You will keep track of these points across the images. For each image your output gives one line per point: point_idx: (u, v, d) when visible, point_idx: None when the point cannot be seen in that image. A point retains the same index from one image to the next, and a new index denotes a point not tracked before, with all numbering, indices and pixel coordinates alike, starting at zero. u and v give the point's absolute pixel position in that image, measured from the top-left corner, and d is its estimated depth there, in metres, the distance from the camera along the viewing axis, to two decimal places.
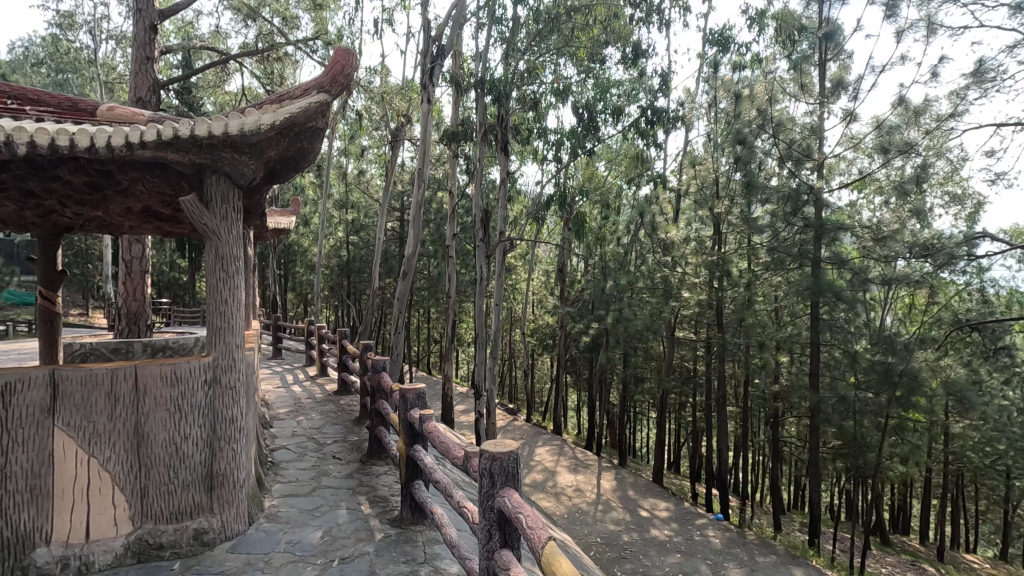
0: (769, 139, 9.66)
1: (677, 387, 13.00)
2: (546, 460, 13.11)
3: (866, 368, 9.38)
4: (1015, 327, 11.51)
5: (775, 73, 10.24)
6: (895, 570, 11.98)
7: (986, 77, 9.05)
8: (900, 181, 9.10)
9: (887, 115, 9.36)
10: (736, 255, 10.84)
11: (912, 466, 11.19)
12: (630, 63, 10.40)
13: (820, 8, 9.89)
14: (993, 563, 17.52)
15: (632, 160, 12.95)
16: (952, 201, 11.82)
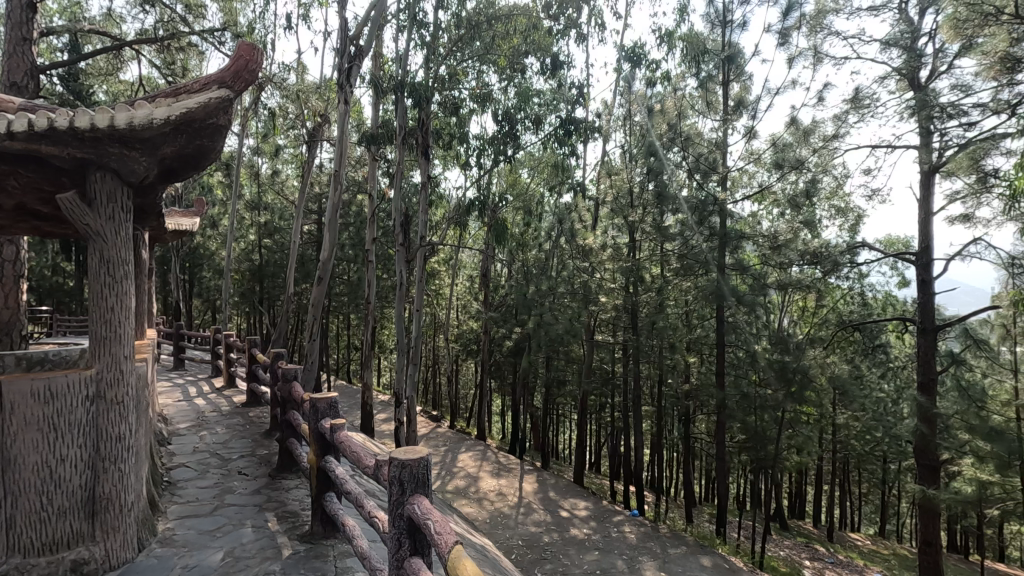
0: (680, 152, 10.48)
1: (597, 388, 13.43)
2: (469, 466, 13.07)
3: (765, 366, 10.16)
4: (889, 327, 12.90)
5: (684, 90, 10.92)
6: (792, 552, 13.00)
7: (862, 103, 10.15)
8: (794, 195, 10.00)
9: (781, 133, 10.23)
10: (650, 260, 11.39)
11: (805, 455, 12.22)
12: (550, 74, 10.68)
13: (723, 32, 10.65)
14: (874, 540, 19.43)
15: (553, 169, 13.27)
16: (837, 214, 13.12)
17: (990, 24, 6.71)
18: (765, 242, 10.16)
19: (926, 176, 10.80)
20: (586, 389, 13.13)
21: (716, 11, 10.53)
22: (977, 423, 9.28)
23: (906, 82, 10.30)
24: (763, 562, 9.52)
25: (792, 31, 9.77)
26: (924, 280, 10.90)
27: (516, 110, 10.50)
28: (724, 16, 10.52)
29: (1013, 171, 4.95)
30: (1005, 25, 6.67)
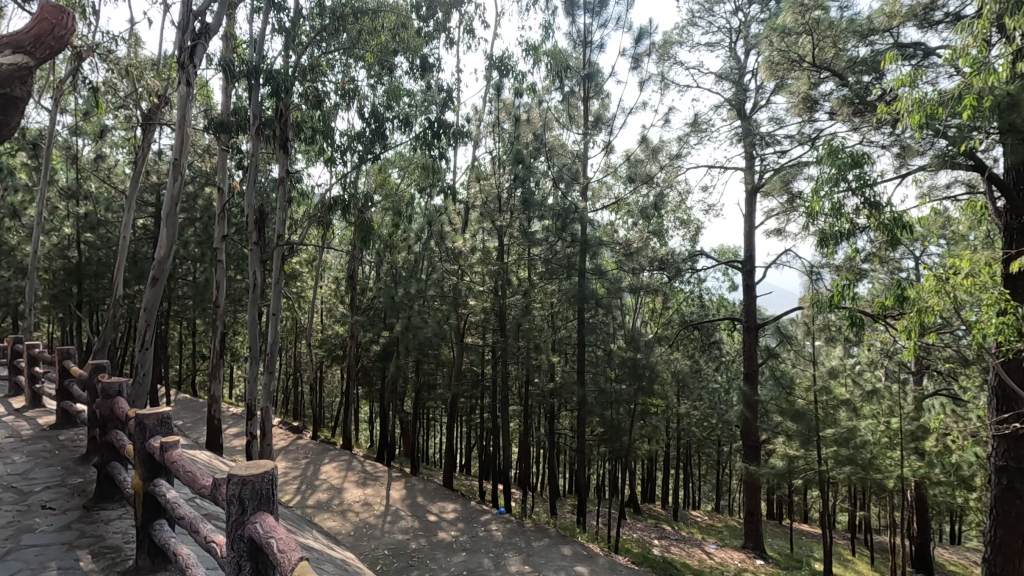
0: (545, 161, 11.03)
1: (467, 391, 13.53)
2: (332, 477, 12.43)
3: (620, 363, 11.02)
4: (721, 326, 14.66)
5: (549, 103, 11.48)
6: (643, 534, 14.18)
7: (701, 128, 11.48)
8: (645, 207, 11.01)
9: (635, 150, 11.19)
10: (517, 264, 11.77)
11: (655, 443, 13.40)
12: (419, 75, 10.59)
13: (584, 51, 11.40)
14: (711, 515, 21.91)
15: (424, 170, 13.12)
16: (681, 225, 14.62)
17: (796, 69, 7.96)
18: (619, 249, 11.03)
19: (750, 195, 12.49)
20: (455, 392, 13.16)
21: (578, 30, 11.25)
22: (787, 406, 10.89)
23: (734, 112, 11.83)
24: (618, 545, 10.26)
25: (644, 57, 10.74)
26: (749, 285, 12.56)
27: (384, 109, 10.28)
28: (585, 36, 11.29)
29: (810, 195, 5.92)
30: (806, 71, 7.95)
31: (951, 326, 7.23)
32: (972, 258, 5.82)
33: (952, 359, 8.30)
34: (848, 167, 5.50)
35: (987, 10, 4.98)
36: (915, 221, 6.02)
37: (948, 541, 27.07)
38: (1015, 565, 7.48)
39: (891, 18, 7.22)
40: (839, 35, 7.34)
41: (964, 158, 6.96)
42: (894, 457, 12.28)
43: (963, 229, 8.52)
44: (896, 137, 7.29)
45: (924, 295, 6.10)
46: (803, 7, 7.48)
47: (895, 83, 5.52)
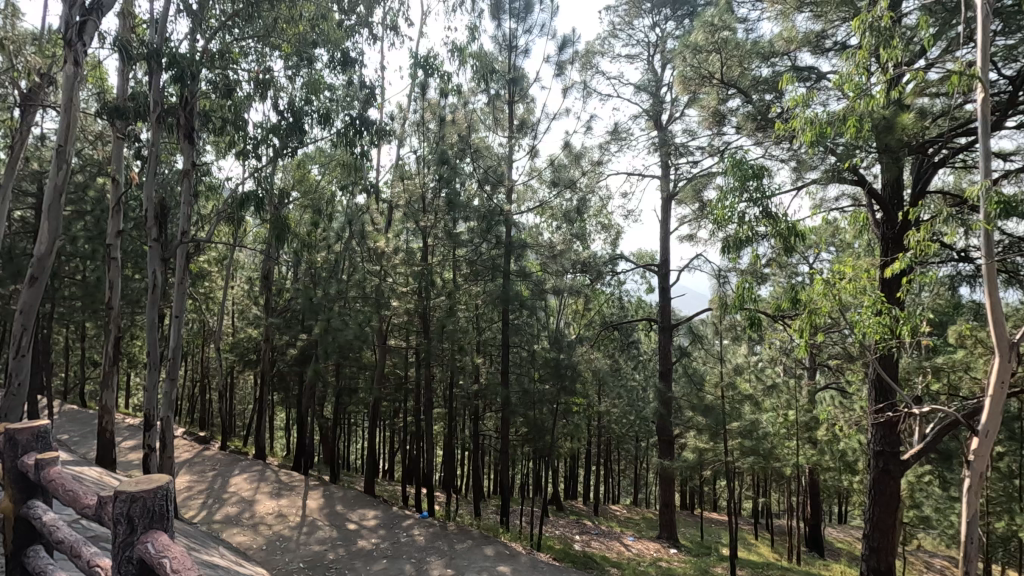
0: (470, 163, 11.05)
1: (390, 394, 13.23)
2: (242, 490, 11.72)
3: (543, 363, 11.25)
4: (639, 326, 15.30)
5: (474, 105, 11.49)
6: (565, 530, 14.49)
7: (620, 137, 11.96)
8: (567, 212, 11.31)
9: (558, 155, 11.46)
10: (441, 265, 11.65)
11: (576, 441, 13.74)
12: (340, 69, 10.26)
13: (509, 55, 11.54)
14: (629, 508, 22.80)
15: (345, 167, 12.70)
16: (602, 229, 15.11)
17: (706, 85, 8.48)
18: (543, 252, 11.26)
19: (665, 201, 13.15)
20: (377, 396, 12.82)
21: (503, 35, 11.37)
22: (698, 402, 11.54)
23: (651, 122, 12.41)
24: (540, 543, 10.42)
25: (567, 65, 11.03)
26: (664, 287, 13.22)
27: (303, 102, 9.88)
28: (510, 40, 11.43)
29: (716, 204, 6.35)
30: (715, 87, 8.48)
31: (837, 325, 7.98)
32: (853, 264, 6.48)
33: (838, 355, 9.15)
34: (750, 178, 5.96)
35: (865, 42, 5.60)
36: (808, 230, 6.59)
37: (836, 520, 29.80)
38: (888, 538, 8.43)
39: (789, 43, 7.86)
40: (744, 55, 7.89)
41: (849, 173, 7.71)
42: (791, 446, 13.35)
43: (848, 237, 9.43)
44: (793, 152, 7.95)
45: (814, 298, 6.71)
46: (713, 27, 7.97)
47: (791, 103, 6.03)
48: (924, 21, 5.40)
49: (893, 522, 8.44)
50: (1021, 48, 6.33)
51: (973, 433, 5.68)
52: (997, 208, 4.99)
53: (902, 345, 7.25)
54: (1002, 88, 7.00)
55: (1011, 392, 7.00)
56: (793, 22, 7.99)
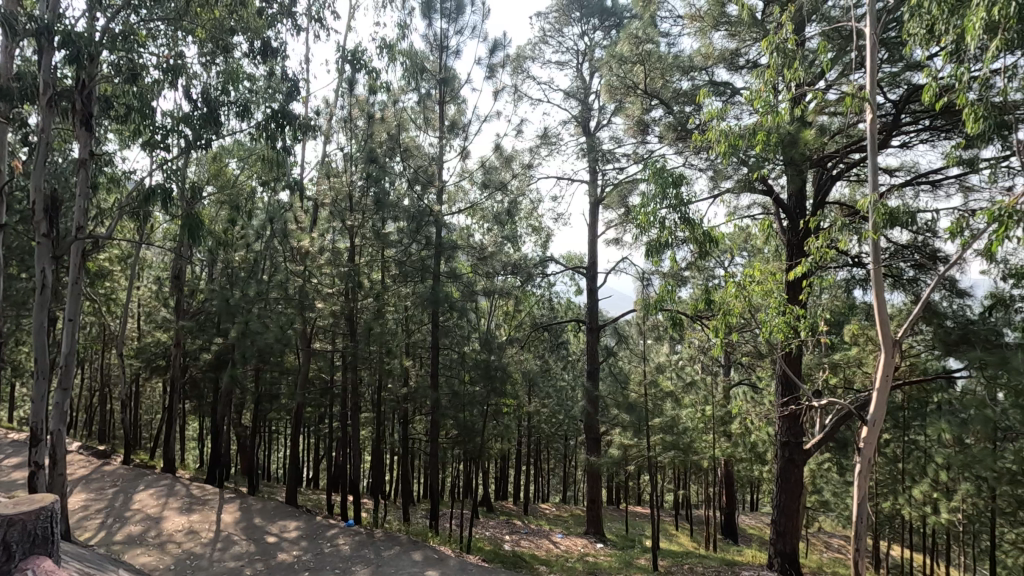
0: (400, 162, 10.89)
1: (313, 400, 12.71)
2: (148, 506, 10.85)
3: (473, 365, 11.23)
4: (568, 327, 15.62)
5: (404, 103, 11.29)
6: (495, 531, 14.52)
7: (550, 141, 12.17)
8: (498, 214, 11.37)
9: (489, 156, 11.50)
10: (369, 266, 11.33)
11: (506, 442, 13.81)
12: (261, 60, 9.76)
13: (440, 56, 11.46)
14: (558, 506, 23.21)
15: (266, 163, 12.10)
16: (533, 232, 15.31)
17: (631, 94, 8.81)
18: (473, 253, 11.26)
19: (593, 206, 13.53)
20: (300, 402, 12.27)
21: (434, 34, 11.29)
22: (622, 399, 11.94)
23: (580, 128, 12.75)
24: (470, 545, 10.37)
25: (498, 68, 11.11)
26: (591, 289, 13.59)
27: (219, 92, 9.31)
28: (442, 40, 11.38)
29: (639, 209, 6.62)
30: (639, 97, 8.83)
31: (749, 325, 8.52)
32: (762, 269, 6.95)
33: (749, 353, 9.77)
34: (670, 185, 6.26)
35: (773, 62, 6.02)
36: (723, 236, 7.00)
37: (749, 508, 31.82)
38: (792, 521, 9.11)
39: (706, 59, 8.34)
40: (666, 68, 8.29)
41: (759, 183, 8.26)
42: (708, 439, 14.10)
43: (758, 243, 10.12)
44: (710, 162, 8.42)
45: (727, 299, 7.14)
46: (637, 39, 8.29)
47: (708, 115, 6.38)
48: (823, 47, 5.89)
49: (797, 507, 9.12)
50: (903, 75, 7.05)
51: (863, 422, 6.26)
52: (883, 219, 5.52)
53: (805, 344, 7.85)
54: (887, 110, 7.76)
55: (895, 384, 7.76)
56: (710, 39, 8.48)
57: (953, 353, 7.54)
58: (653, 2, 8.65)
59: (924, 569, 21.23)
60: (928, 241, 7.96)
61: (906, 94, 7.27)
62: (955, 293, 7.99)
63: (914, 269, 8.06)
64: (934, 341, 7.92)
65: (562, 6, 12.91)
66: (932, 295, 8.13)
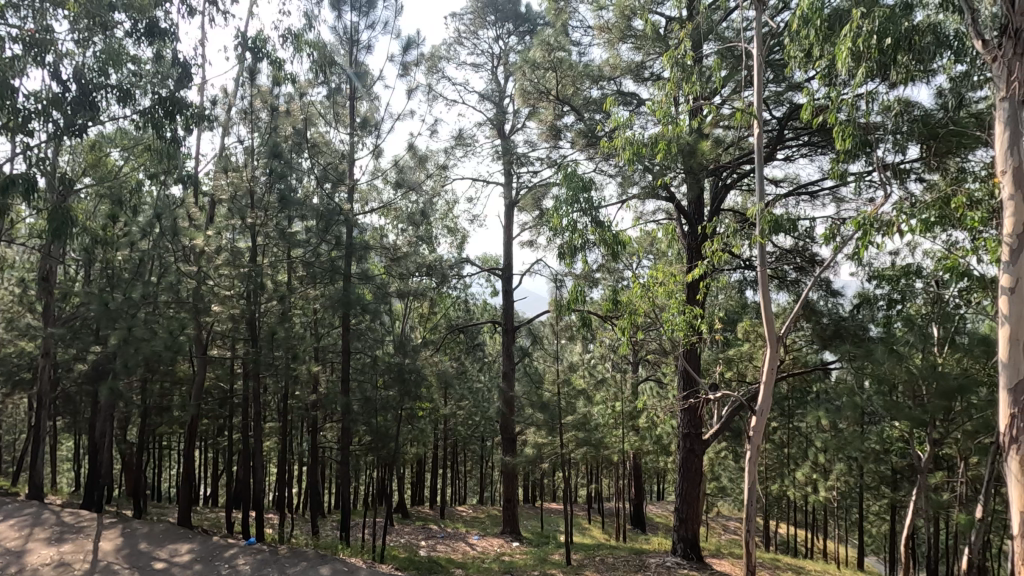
0: (307, 159, 10.48)
1: (210, 410, 11.80)
2: (7, 540, 9.55)
3: (385, 369, 10.94)
4: (485, 328, 15.63)
5: (311, 97, 10.80)
6: (410, 537, 14.21)
7: (465, 142, 12.16)
8: (411, 215, 11.18)
9: (402, 156, 11.30)
10: (273, 267, 10.70)
11: (420, 446, 13.54)
12: (147, 41, 8.92)
13: (350, 49, 11.09)
14: (475, 508, 23.14)
15: (155, 154, 11.08)
16: (449, 232, 15.17)
17: (543, 100, 8.99)
18: (386, 254, 10.98)
19: (508, 208, 13.68)
20: (195, 413, 11.34)
21: (344, 27, 10.90)
22: (536, 399, 12.13)
23: (495, 130, 12.84)
24: (383, 555, 10.07)
25: (411, 67, 10.92)
26: (507, 290, 13.73)
27: (97, 74, 8.40)
28: (352, 34, 11.01)
29: (551, 213, 6.77)
30: (551, 104, 9.04)
31: (654, 323, 8.95)
32: (664, 270, 7.33)
33: (654, 351, 10.28)
34: (580, 190, 6.46)
35: (673, 77, 6.39)
36: (629, 239, 7.33)
37: (657, 498, 33.53)
38: (694, 508, 9.67)
39: (614, 69, 8.71)
40: (576, 76, 8.56)
41: (662, 190, 8.73)
42: (618, 434, 14.63)
43: (662, 246, 10.69)
44: (618, 169, 8.78)
45: (633, 299, 7.49)
46: (549, 47, 8.45)
47: (614, 123, 6.65)
48: (716, 64, 6.33)
49: (697, 494, 9.71)
50: (786, 95, 7.74)
51: (753, 412, 6.77)
52: (769, 225, 6.03)
53: (703, 341, 8.37)
54: (772, 126, 8.49)
55: (781, 376, 8.49)
56: (617, 51, 8.86)
57: (827, 346, 8.39)
58: (565, 12, 8.90)
59: (806, 542, 23.46)
60: (807, 246, 8.78)
61: (788, 111, 7.99)
62: (830, 293, 8.86)
63: (796, 271, 8.87)
64: (812, 337, 8.77)
65: (477, 8, 12.96)
66: (811, 295, 8.99)
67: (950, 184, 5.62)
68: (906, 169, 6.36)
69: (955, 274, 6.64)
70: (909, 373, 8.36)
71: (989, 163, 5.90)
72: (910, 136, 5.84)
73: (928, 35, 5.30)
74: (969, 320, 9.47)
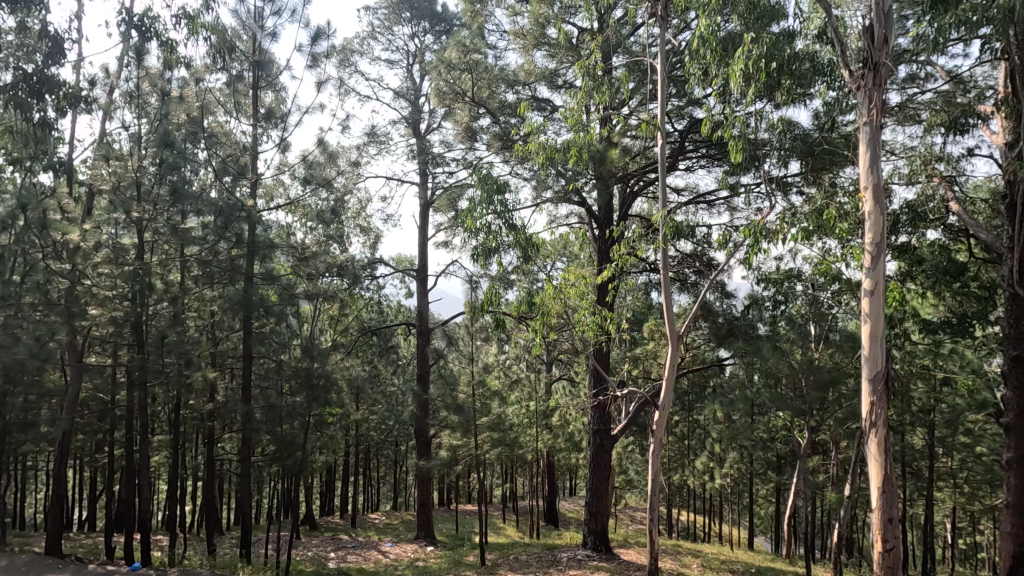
0: (204, 150, 9.75)
1: (87, 424, 10.61)
2: None
3: (291, 375, 10.39)
4: (399, 330, 15.30)
5: (209, 84, 10.05)
6: (318, 550, 13.57)
7: (378, 139, 11.86)
8: (320, 212, 10.71)
9: (311, 151, 10.81)
10: (163, 266, 9.82)
11: (329, 454, 12.97)
12: (9, 8, 7.86)
13: (254, 36, 10.47)
14: (387, 514, 22.54)
15: (20, 136, 9.81)
16: (362, 232, 14.70)
17: (459, 101, 8.98)
18: (293, 253, 10.43)
19: (423, 208, 13.50)
20: (68, 428, 10.15)
21: (247, 12, 10.25)
22: (450, 401, 12.02)
23: (410, 129, 12.65)
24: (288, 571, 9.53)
25: (321, 59, 10.50)
26: (421, 292, 13.55)
27: None
28: (256, 20, 10.39)
29: (466, 214, 6.77)
30: (467, 105, 9.04)
31: (566, 324, 9.18)
32: (575, 273, 7.55)
33: (566, 350, 10.55)
34: (495, 192, 6.52)
35: (585, 86, 6.62)
36: (543, 242, 7.49)
37: (569, 494, 34.45)
38: (603, 502, 10.02)
39: (528, 75, 8.88)
40: (492, 79, 8.62)
41: (574, 196, 9.00)
42: (532, 433, 14.84)
43: (575, 249, 11.02)
44: (533, 172, 8.94)
45: (546, 301, 7.66)
46: (465, 48, 8.41)
47: (528, 127, 6.76)
48: (623, 76, 6.64)
49: (606, 488, 10.09)
50: (686, 109, 8.28)
51: (656, 408, 7.15)
52: (671, 231, 6.41)
53: (612, 340, 8.72)
54: (674, 138, 9.02)
55: (682, 372, 9.02)
56: (532, 57, 9.04)
57: (722, 344, 9.06)
58: (481, 15, 8.93)
59: (704, 527, 25.14)
60: (705, 251, 9.42)
61: (688, 125, 8.54)
62: (724, 295, 9.59)
63: (695, 275, 9.49)
64: (708, 335, 9.43)
65: (392, 4, 12.70)
66: (708, 296, 9.65)
67: (824, 197, 6.29)
68: (788, 183, 6.99)
69: (829, 278, 7.40)
70: (791, 367, 9.21)
71: (855, 179, 6.67)
72: (791, 153, 6.45)
73: (806, 62, 5.90)
74: (840, 319, 10.60)
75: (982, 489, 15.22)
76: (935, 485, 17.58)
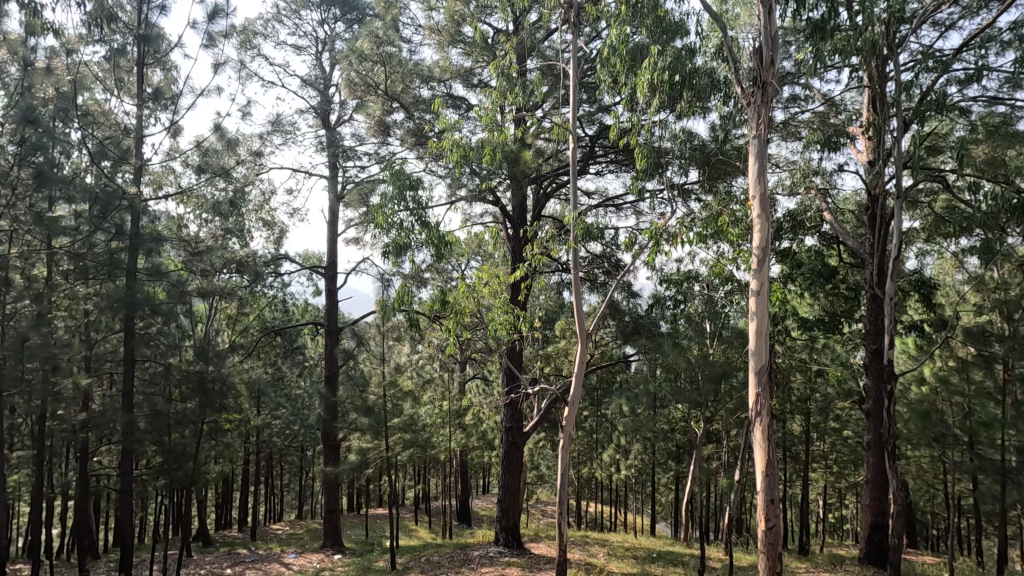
0: (77, 130, 8.70)
1: None
2: None
3: (180, 379, 9.53)
4: (305, 330, 14.55)
5: (84, 56, 8.99)
6: (211, 568, 12.55)
7: (283, 128, 11.20)
8: (217, 204, 9.94)
9: (206, 137, 10.01)
10: (24, 259, 8.65)
11: (223, 464, 12.06)
12: None
13: (138, 7, 9.51)
14: (291, 524, 21.38)
15: None
16: (264, 226, 13.83)
17: (371, 94, 8.71)
18: (184, 247, 9.59)
19: (332, 202, 12.92)
20: None
21: None
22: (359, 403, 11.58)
23: (318, 119, 12.06)
24: None
25: (219, 38, 9.74)
26: (330, 290, 12.97)
27: None
28: None
29: (378, 211, 6.57)
30: (379, 98, 8.77)
31: (480, 324, 9.16)
32: (489, 272, 7.56)
33: (479, 349, 10.54)
34: (408, 189, 6.38)
35: (500, 86, 6.66)
36: (456, 240, 7.43)
37: (482, 492, 34.54)
38: (516, 498, 10.10)
39: (443, 72, 8.80)
40: (406, 74, 8.45)
41: (488, 195, 9.01)
42: (445, 432, 14.70)
43: (488, 248, 11.05)
44: (447, 170, 8.85)
45: (459, 300, 7.60)
46: (377, 39, 8.17)
47: (442, 124, 6.68)
48: (537, 78, 6.75)
49: (518, 484, 10.19)
50: (597, 115, 8.57)
51: (566, 405, 7.32)
52: (582, 232, 6.60)
53: (526, 338, 8.82)
54: (586, 143, 9.29)
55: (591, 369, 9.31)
56: (447, 54, 8.95)
57: (628, 342, 9.45)
58: (394, 7, 8.72)
59: (610, 517, 26.21)
60: (613, 252, 9.80)
61: (599, 130, 8.84)
62: (630, 294, 10.02)
63: (604, 275, 9.85)
64: (615, 333, 9.83)
65: None
66: (616, 296, 10.07)
67: (718, 204, 6.76)
68: (688, 190, 7.45)
69: (722, 279, 7.96)
70: (688, 362, 9.81)
71: (744, 189, 7.23)
72: (690, 162, 6.87)
73: (705, 78, 6.31)
74: (732, 317, 11.46)
75: (847, 468, 17.09)
76: (809, 466, 19.52)
